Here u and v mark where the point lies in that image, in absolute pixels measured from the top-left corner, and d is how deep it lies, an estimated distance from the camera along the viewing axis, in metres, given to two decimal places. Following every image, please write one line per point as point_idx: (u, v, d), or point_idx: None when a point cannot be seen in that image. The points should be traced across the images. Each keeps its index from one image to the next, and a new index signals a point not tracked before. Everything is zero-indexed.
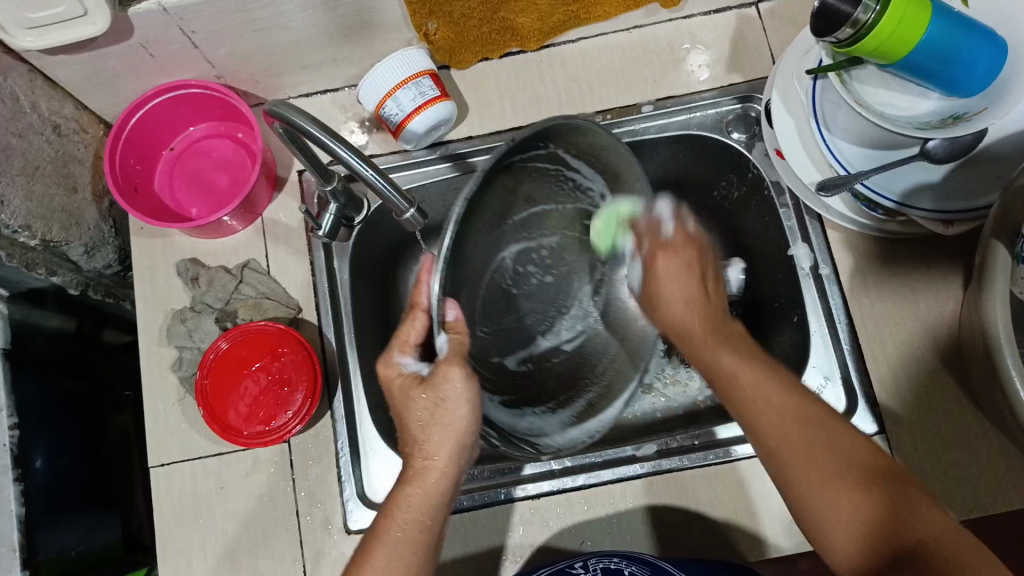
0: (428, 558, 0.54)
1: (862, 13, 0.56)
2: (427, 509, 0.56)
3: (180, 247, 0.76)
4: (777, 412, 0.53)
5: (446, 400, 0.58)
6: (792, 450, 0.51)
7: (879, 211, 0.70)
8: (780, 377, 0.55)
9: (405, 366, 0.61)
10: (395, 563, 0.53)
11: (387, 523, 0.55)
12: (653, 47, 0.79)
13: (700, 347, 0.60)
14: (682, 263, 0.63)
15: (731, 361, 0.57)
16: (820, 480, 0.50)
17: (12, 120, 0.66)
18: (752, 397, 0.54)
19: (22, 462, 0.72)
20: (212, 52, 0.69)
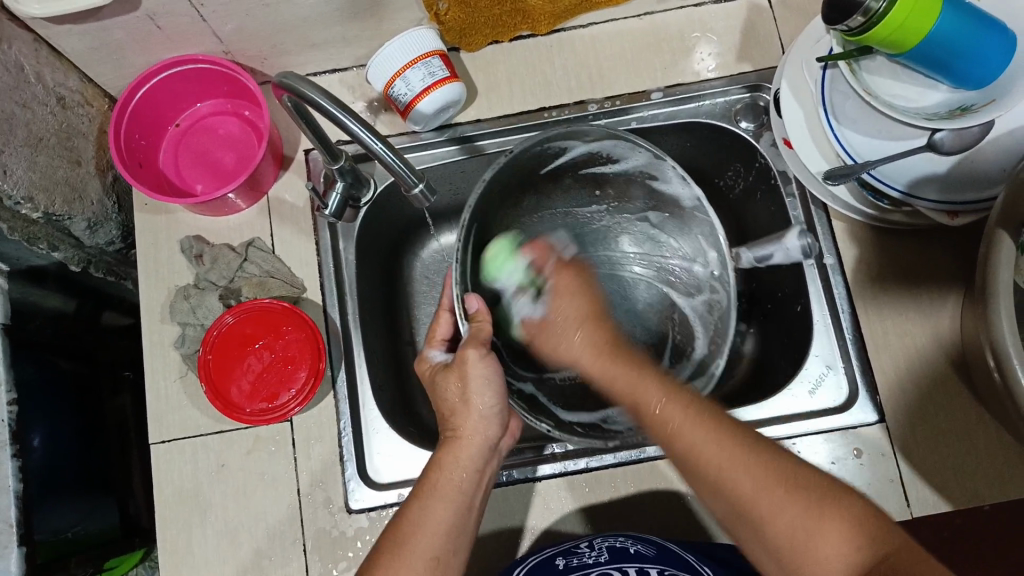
0: (469, 521, 0.58)
1: (874, 2, 0.55)
2: (466, 478, 0.59)
3: (185, 224, 0.75)
4: (689, 418, 0.54)
5: (471, 380, 0.61)
6: (767, 497, 0.50)
7: (885, 201, 0.71)
8: (713, 417, 0.54)
9: (433, 358, 0.66)
10: (440, 527, 0.55)
11: (422, 491, 0.58)
12: (663, 34, 0.79)
13: (631, 390, 0.59)
14: (580, 283, 0.70)
15: (661, 397, 0.57)
16: (777, 511, 0.49)
17: (17, 89, 0.65)
18: (691, 444, 0.53)
19: (20, 439, 0.72)
20: (220, 26, 0.68)
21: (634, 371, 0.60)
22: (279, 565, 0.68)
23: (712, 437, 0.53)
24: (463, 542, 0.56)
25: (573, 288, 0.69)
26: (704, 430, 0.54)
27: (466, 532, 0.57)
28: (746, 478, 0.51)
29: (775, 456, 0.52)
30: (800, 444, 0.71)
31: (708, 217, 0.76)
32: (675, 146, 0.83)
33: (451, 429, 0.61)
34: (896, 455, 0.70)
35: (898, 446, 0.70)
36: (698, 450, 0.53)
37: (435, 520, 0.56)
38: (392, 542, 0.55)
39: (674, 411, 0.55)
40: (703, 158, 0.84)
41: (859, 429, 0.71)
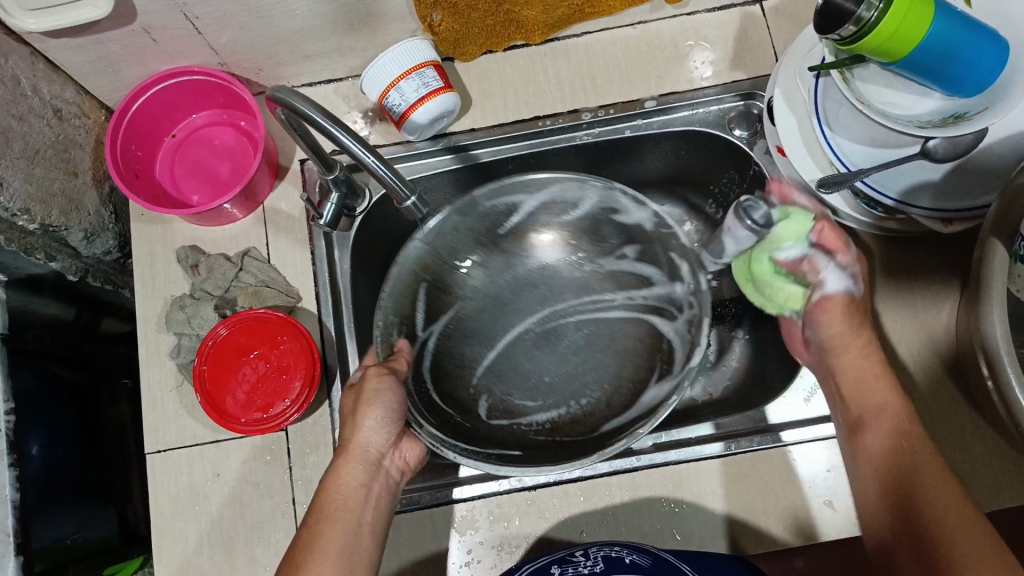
0: (365, 539, 0.59)
1: (866, 11, 0.56)
2: (361, 499, 0.60)
3: (181, 234, 0.76)
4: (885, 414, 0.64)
5: (362, 395, 0.62)
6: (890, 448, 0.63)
7: (879, 209, 0.71)
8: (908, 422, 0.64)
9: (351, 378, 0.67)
10: (334, 549, 0.57)
11: (316, 515, 0.59)
12: (657, 43, 0.79)
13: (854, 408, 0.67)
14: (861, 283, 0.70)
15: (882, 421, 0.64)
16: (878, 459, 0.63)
17: (13, 103, 0.66)
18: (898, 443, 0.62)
19: (18, 449, 0.72)
20: (215, 38, 0.69)
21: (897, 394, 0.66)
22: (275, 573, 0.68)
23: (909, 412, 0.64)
24: (361, 564, 0.58)
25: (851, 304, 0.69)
26: (900, 412, 0.64)
27: (361, 552, 0.58)
28: (904, 447, 0.62)
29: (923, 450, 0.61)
30: (797, 452, 0.71)
31: (673, 230, 0.75)
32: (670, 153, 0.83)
33: (343, 449, 0.62)
34: None
35: None
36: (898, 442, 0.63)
37: (329, 542, 0.57)
38: (291, 566, 0.56)
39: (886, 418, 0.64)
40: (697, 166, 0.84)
41: None
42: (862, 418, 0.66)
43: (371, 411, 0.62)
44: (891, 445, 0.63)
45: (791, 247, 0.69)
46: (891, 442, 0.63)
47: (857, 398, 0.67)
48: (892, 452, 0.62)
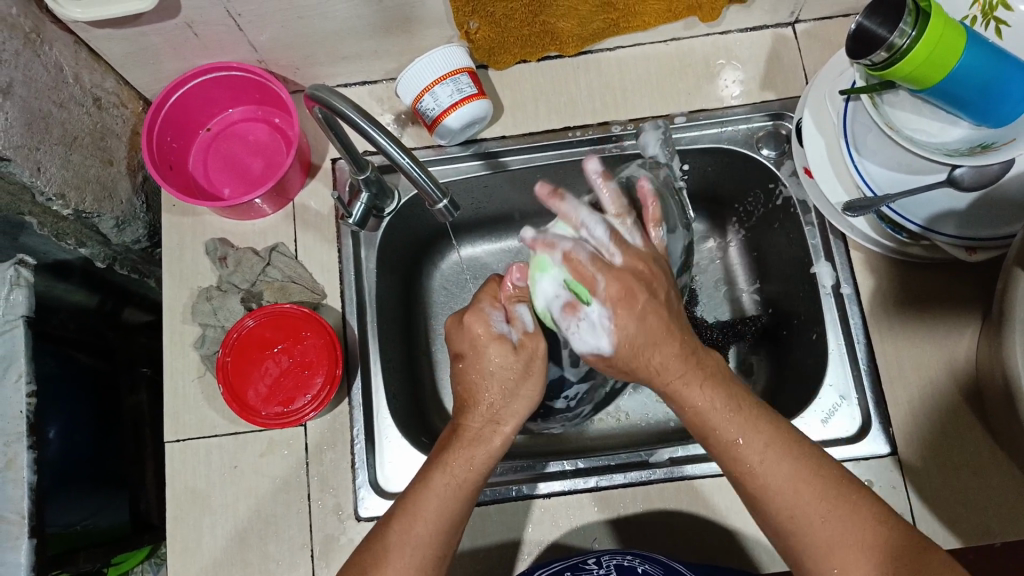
0: (466, 502, 0.58)
1: (898, 38, 0.56)
2: (478, 472, 0.58)
3: (211, 226, 0.77)
4: (776, 469, 0.54)
5: (529, 354, 0.61)
6: (805, 514, 0.52)
7: (903, 234, 0.71)
8: (800, 478, 0.53)
9: (491, 322, 0.60)
10: (438, 513, 0.56)
11: (417, 486, 0.57)
12: (688, 60, 0.80)
13: (722, 453, 0.56)
14: (636, 314, 0.57)
15: (768, 476, 0.54)
16: (799, 519, 0.52)
17: (54, 89, 0.67)
18: (786, 506, 0.53)
19: (38, 431, 0.73)
20: (255, 36, 0.70)
21: (760, 439, 0.55)
22: (285, 568, 0.68)
23: (730, 419, 0.56)
24: (458, 524, 0.57)
25: (642, 302, 0.57)
26: (735, 418, 0.56)
27: (460, 518, 0.57)
28: (768, 471, 0.54)
29: (853, 508, 0.52)
30: None
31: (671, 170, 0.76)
32: (696, 171, 0.84)
33: (462, 427, 0.60)
34: (907, 487, 0.70)
35: (910, 478, 0.70)
36: (792, 506, 0.53)
37: (430, 509, 0.56)
38: (374, 537, 0.55)
39: (764, 467, 0.54)
40: (724, 184, 0.85)
41: (870, 461, 0.71)
42: (710, 435, 0.57)
43: (543, 376, 0.61)
44: (745, 469, 0.54)
45: (549, 275, 0.60)
46: (742, 462, 0.55)
47: (699, 418, 0.57)
48: (755, 475, 0.54)
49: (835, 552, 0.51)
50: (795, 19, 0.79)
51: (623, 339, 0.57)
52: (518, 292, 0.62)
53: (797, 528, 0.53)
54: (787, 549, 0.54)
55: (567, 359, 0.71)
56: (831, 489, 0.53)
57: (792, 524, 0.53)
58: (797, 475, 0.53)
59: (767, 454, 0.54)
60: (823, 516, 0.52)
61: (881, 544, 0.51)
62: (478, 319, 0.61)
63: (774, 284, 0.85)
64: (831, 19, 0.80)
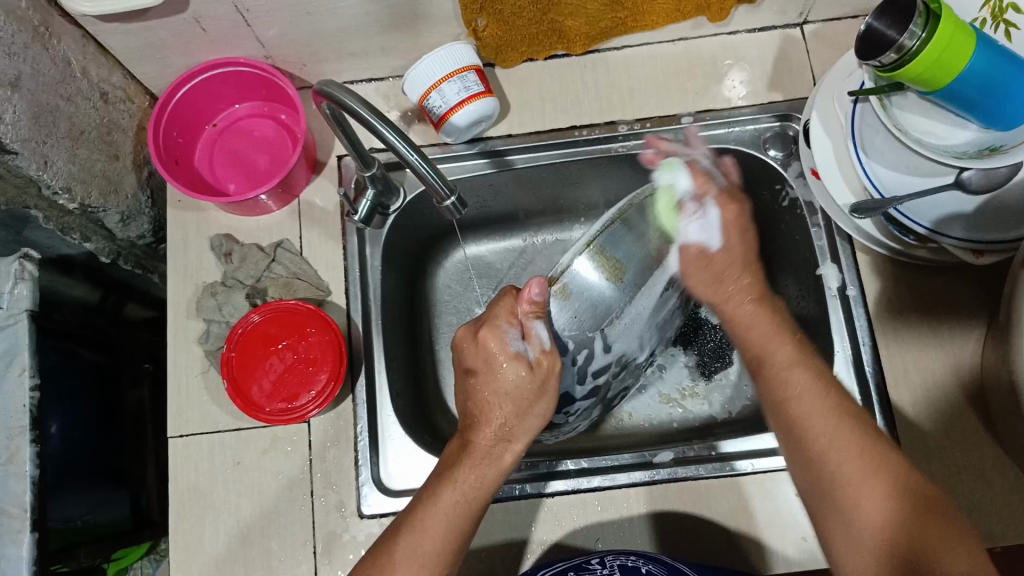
0: (474, 517, 0.58)
1: (908, 39, 0.56)
2: (486, 490, 0.59)
3: (216, 222, 0.77)
4: (815, 396, 0.58)
5: (541, 374, 0.62)
6: (835, 437, 0.56)
7: (910, 236, 0.70)
8: (842, 405, 0.57)
9: (508, 341, 0.61)
10: (446, 529, 0.56)
11: (426, 500, 0.57)
12: (696, 60, 0.80)
13: (765, 377, 0.62)
14: (735, 222, 0.68)
15: (816, 403, 0.58)
16: (829, 440, 0.56)
17: (62, 83, 0.67)
18: (815, 425, 0.57)
19: (40, 426, 0.73)
20: (263, 32, 0.70)
21: (812, 378, 0.59)
22: (287, 565, 0.68)
23: (787, 348, 0.62)
24: (463, 540, 0.57)
25: (743, 218, 0.68)
26: (788, 355, 0.62)
27: (468, 532, 0.57)
28: (811, 396, 0.58)
29: (881, 446, 0.55)
30: None
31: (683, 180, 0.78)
32: None
33: (471, 444, 0.60)
34: None
35: None
36: (824, 429, 0.56)
37: (437, 524, 0.56)
38: (380, 547, 0.56)
39: (809, 393, 0.58)
40: None
41: None
42: (756, 366, 0.63)
43: (556, 395, 0.62)
44: (794, 392, 0.59)
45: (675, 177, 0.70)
46: (783, 391, 0.60)
47: (752, 340, 0.65)
48: (795, 407, 0.58)
49: (855, 475, 0.54)
50: (803, 20, 0.79)
51: (732, 247, 0.68)
52: (536, 307, 0.62)
53: (824, 447, 0.56)
54: (802, 473, 0.57)
55: (575, 376, 0.72)
56: (863, 425, 0.56)
57: (816, 446, 0.56)
58: (837, 410, 0.57)
59: (812, 386, 0.59)
60: (856, 443, 0.55)
61: (904, 482, 0.53)
62: (494, 336, 0.61)
63: (779, 286, 0.85)
64: (839, 21, 0.80)
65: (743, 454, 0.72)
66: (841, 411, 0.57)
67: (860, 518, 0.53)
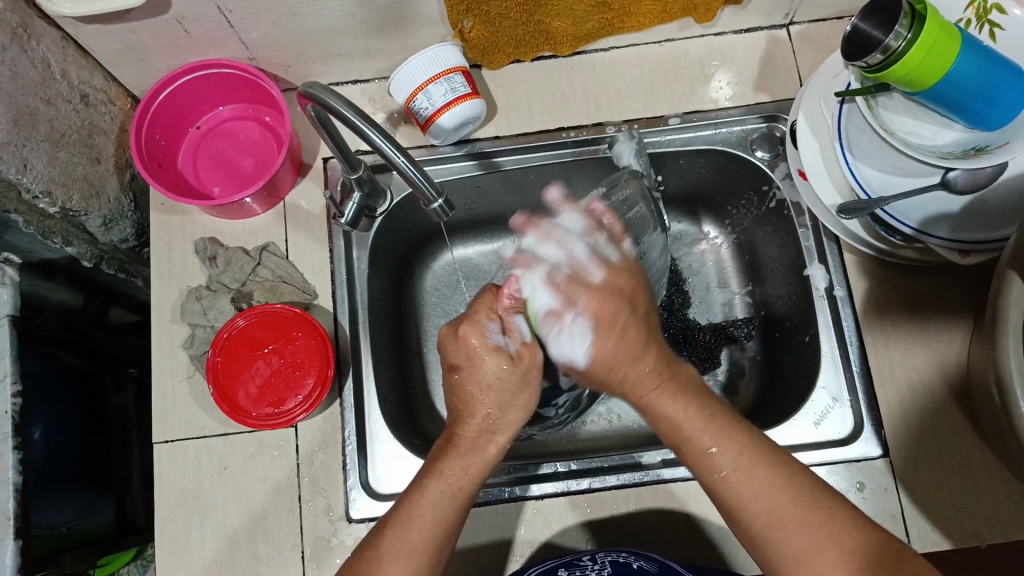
0: (461, 509, 0.57)
1: (894, 40, 0.56)
2: (472, 481, 0.57)
3: (200, 226, 0.76)
4: (754, 481, 0.53)
5: (524, 370, 0.59)
6: (788, 525, 0.52)
7: (896, 236, 0.70)
8: (786, 483, 0.53)
9: (487, 334, 0.58)
10: (433, 520, 0.55)
11: (410, 496, 0.56)
12: (683, 62, 0.80)
13: (691, 459, 0.56)
14: (625, 309, 0.58)
15: (750, 489, 0.53)
16: (782, 531, 0.52)
17: (41, 85, 0.66)
18: (765, 519, 0.52)
19: (23, 432, 0.72)
20: (246, 33, 0.69)
21: (739, 450, 0.54)
22: (274, 570, 0.67)
23: (704, 431, 0.55)
24: (451, 534, 0.56)
25: (641, 286, 0.61)
26: (710, 428, 0.55)
27: (458, 520, 0.56)
28: (745, 480, 0.53)
29: (829, 518, 0.52)
30: None
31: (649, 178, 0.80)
32: (689, 172, 0.83)
33: (457, 437, 0.59)
34: (899, 490, 0.70)
35: (902, 480, 0.70)
36: (772, 517, 0.52)
37: (424, 514, 0.55)
38: (369, 548, 0.55)
39: (743, 478, 0.53)
40: (716, 185, 0.85)
41: (862, 463, 0.71)
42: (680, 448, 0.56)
43: (539, 390, 0.59)
44: (728, 485, 0.54)
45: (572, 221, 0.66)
46: (717, 474, 0.54)
47: (669, 426, 0.56)
48: (736, 488, 0.53)
49: (814, 563, 0.51)
50: (789, 21, 0.79)
51: (621, 340, 0.61)
52: (516, 303, 0.60)
53: (783, 541, 0.52)
54: (759, 556, 0.54)
55: (562, 370, 0.72)
56: (812, 497, 0.53)
57: (764, 533, 0.53)
58: (773, 485, 0.53)
59: (743, 464, 0.54)
60: (804, 529, 0.51)
61: (861, 550, 0.50)
62: (475, 331, 0.59)
63: (768, 286, 0.85)
64: (825, 22, 0.80)
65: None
66: (781, 475, 0.53)
67: None
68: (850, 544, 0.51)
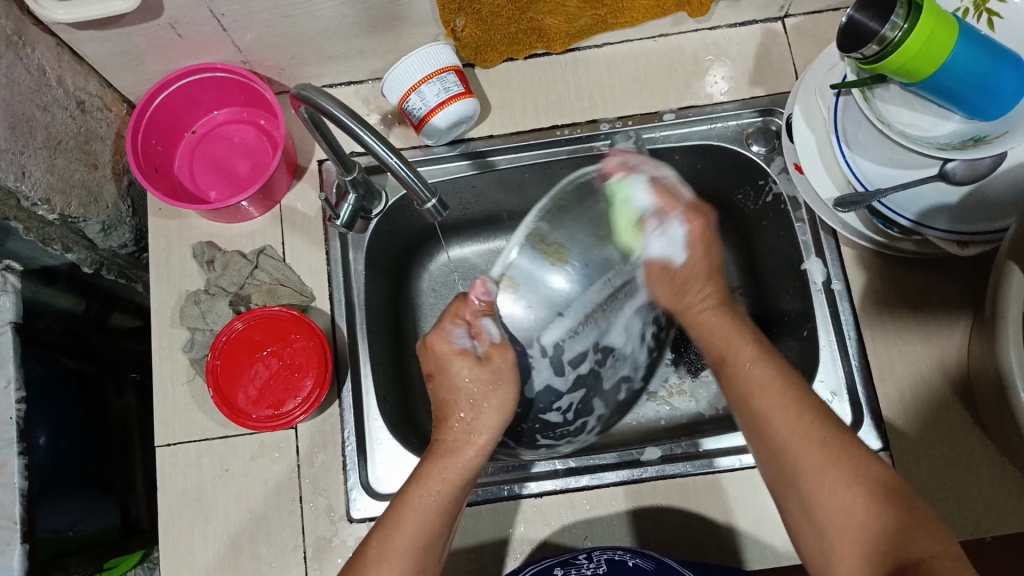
0: (447, 513, 0.57)
1: (889, 30, 0.55)
2: (453, 483, 0.58)
3: (197, 230, 0.76)
4: (786, 393, 0.56)
5: (495, 368, 0.60)
6: (805, 435, 0.53)
7: (895, 229, 0.70)
8: (812, 404, 0.55)
9: (454, 339, 0.59)
10: (419, 526, 0.56)
11: (398, 503, 0.57)
12: (678, 57, 0.80)
13: (732, 366, 0.59)
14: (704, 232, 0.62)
15: (782, 400, 0.55)
16: (799, 436, 0.54)
17: (37, 92, 0.66)
18: (788, 429, 0.54)
19: (27, 438, 0.72)
20: (239, 36, 0.69)
21: (779, 370, 0.57)
22: (277, 571, 0.68)
23: (749, 347, 0.60)
24: (440, 538, 0.57)
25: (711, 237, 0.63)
26: (756, 351, 0.59)
27: (444, 526, 0.57)
28: (779, 391, 0.56)
29: (849, 442, 0.53)
30: None
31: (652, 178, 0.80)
32: (684, 168, 0.83)
33: (437, 441, 0.60)
34: (899, 483, 0.70)
35: (902, 474, 0.70)
36: (790, 428, 0.54)
37: (410, 520, 0.56)
38: (359, 553, 0.55)
39: (777, 390, 0.56)
40: (711, 180, 0.84)
41: None
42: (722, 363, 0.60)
43: (514, 383, 0.61)
44: (762, 391, 0.56)
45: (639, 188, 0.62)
46: (751, 385, 0.57)
47: (721, 341, 0.61)
48: (765, 417, 0.55)
49: (826, 476, 0.52)
50: (784, 13, 0.79)
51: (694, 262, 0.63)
52: (484, 306, 0.60)
53: (801, 445, 0.53)
54: (768, 463, 0.56)
55: (551, 367, 0.69)
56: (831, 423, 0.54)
57: (787, 446, 0.54)
58: (800, 404, 0.55)
59: (779, 381, 0.57)
60: (824, 438, 0.53)
61: (875, 480, 0.52)
62: (443, 339, 0.59)
63: (766, 281, 0.84)
64: (820, 13, 0.79)
65: (731, 451, 0.72)
66: (806, 404, 0.55)
67: (836, 517, 0.51)
68: (866, 468, 0.52)
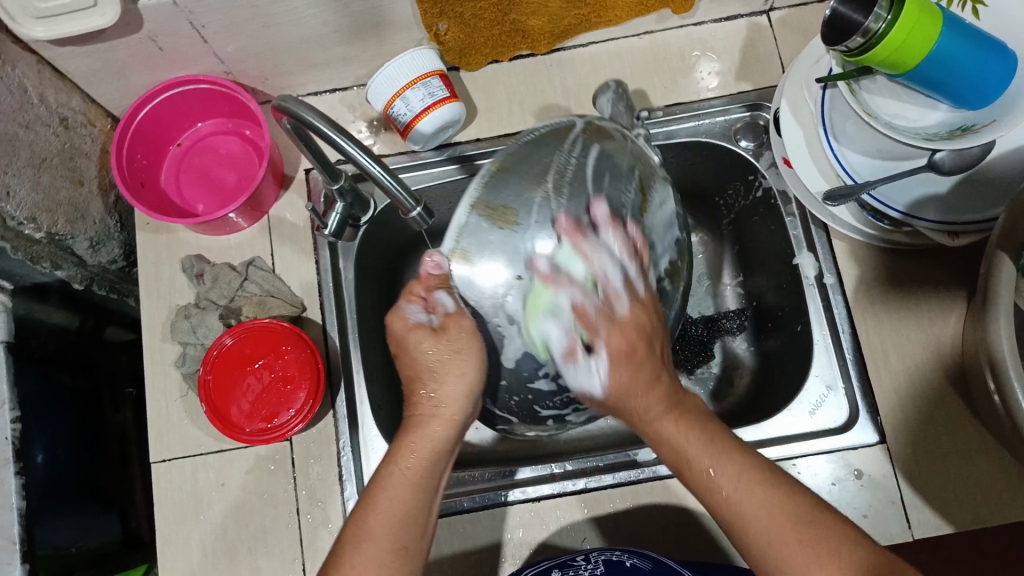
0: (422, 494, 0.56)
1: (873, 22, 0.55)
2: (423, 455, 0.56)
3: (186, 243, 0.76)
4: (754, 493, 0.51)
5: (454, 338, 0.58)
6: (780, 533, 0.49)
7: (885, 221, 0.69)
8: (782, 496, 0.50)
9: (408, 315, 0.58)
10: (392, 507, 0.54)
11: (371, 488, 0.56)
12: (663, 53, 0.79)
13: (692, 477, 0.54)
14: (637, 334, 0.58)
15: (751, 504, 0.50)
16: (776, 544, 0.49)
17: (20, 111, 0.66)
18: (766, 537, 0.49)
19: (24, 457, 0.72)
20: (221, 47, 0.69)
21: (736, 463, 0.52)
22: None
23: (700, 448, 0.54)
24: (419, 521, 0.55)
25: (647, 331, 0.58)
26: (708, 448, 0.54)
27: (420, 509, 0.55)
28: (744, 495, 0.51)
29: (825, 526, 0.48)
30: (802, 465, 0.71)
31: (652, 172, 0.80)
32: (673, 165, 0.83)
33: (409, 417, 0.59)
34: (896, 476, 0.70)
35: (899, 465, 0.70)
36: (766, 536, 0.49)
37: (384, 501, 0.54)
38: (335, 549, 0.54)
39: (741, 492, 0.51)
40: (700, 176, 0.84)
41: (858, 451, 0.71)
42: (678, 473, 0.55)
43: (475, 354, 0.58)
44: (728, 499, 0.51)
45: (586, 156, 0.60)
46: (716, 492, 0.52)
47: (668, 449, 0.55)
48: (741, 518, 0.51)
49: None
50: (769, 7, 0.78)
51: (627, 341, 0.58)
52: (439, 278, 0.57)
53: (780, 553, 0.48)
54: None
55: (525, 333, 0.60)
56: (807, 511, 0.49)
57: (769, 554, 0.49)
58: (769, 500, 0.50)
59: (743, 482, 0.51)
60: (799, 535, 0.48)
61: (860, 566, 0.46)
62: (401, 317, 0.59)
63: (758, 275, 0.84)
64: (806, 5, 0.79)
65: None
66: (782, 500, 0.50)
67: None
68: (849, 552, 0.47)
